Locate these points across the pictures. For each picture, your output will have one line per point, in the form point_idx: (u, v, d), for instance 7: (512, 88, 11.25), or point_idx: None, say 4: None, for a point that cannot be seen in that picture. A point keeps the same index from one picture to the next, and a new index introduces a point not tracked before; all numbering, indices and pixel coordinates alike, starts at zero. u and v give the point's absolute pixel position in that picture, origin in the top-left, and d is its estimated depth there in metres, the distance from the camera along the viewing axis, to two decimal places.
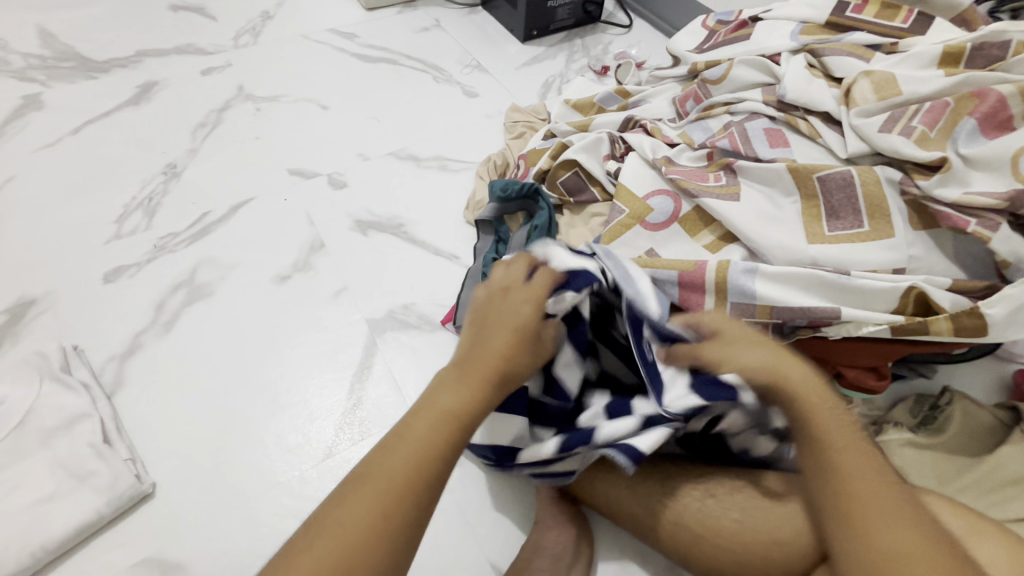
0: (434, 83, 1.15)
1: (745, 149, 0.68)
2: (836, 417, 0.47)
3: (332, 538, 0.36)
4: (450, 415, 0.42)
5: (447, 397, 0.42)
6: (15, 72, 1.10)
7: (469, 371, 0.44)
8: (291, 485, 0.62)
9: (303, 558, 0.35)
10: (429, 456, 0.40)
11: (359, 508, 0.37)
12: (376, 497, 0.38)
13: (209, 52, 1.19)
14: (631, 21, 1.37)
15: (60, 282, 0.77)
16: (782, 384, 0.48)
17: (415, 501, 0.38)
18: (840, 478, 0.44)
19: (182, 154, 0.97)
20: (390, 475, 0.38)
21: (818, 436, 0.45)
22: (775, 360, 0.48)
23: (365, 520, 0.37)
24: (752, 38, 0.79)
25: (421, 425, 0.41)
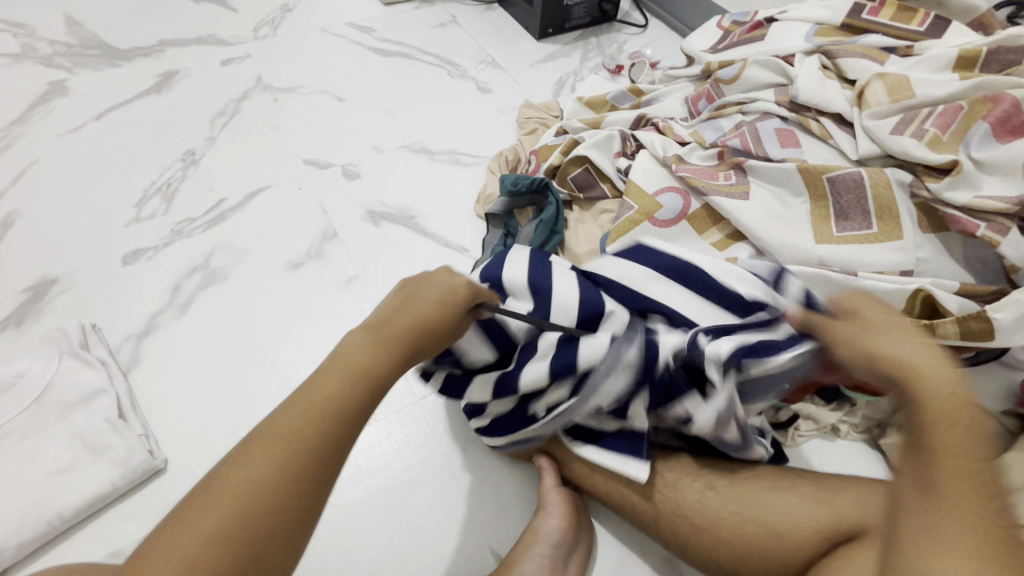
0: (449, 78, 1.16)
1: (756, 148, 0.69)
2: (968, 442, 0.38)
3: (228, 494, 0.36)
4: (352, 384, 0.41)
5: (354, 359, 0.42)
6: (41, 59, 1.13)
7: (375, 335, 0.44)
8: None
9: (203, 509, 0.36)
10: (330, 418, 0.40)
11: (252, 467, 0.37)
12: (273, 452, 0.38)
13: (230, 43, 1.21)
14: (647, 20, 1.37)
15: (81, 263, 0.80)
16: (917, 381, 0.40)
17: (314, 460, 0.38)
18: (926, 488, 0.38)
19: (201, 142, 0.99)
20: (289, 435, 0.39)
21: (929, 445, 0.39)
22: (930, 359, 0.41)
23: (267, 475, 0.37)
24: (767, 39, 0.79)
25: (321, 386, 0.41)
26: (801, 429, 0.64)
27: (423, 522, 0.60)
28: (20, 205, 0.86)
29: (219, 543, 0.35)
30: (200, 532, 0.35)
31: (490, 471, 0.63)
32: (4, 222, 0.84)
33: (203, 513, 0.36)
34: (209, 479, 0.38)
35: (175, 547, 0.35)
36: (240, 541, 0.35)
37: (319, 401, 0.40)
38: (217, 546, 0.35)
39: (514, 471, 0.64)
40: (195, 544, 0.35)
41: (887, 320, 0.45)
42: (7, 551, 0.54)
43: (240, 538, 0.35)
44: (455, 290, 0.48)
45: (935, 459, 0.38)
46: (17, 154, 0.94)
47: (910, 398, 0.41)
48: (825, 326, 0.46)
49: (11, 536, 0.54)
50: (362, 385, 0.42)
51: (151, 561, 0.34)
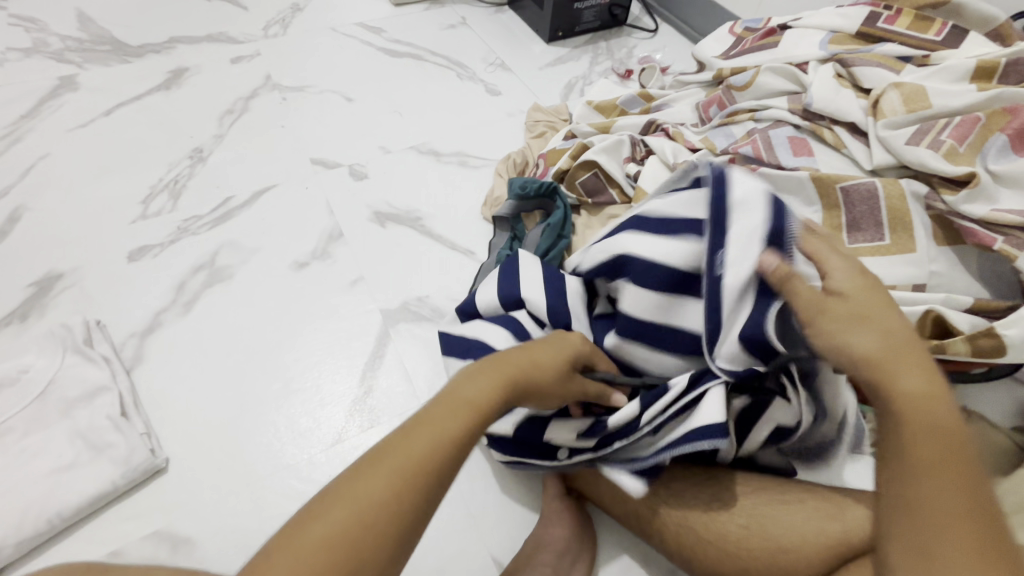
0: (458, 80, 1.16)
1: (768, 156, 0.68)
2: (943, 435, 0.38)
3: (343, 512, 0.35)
4: (468, 418, 0.40)
5: (474, 395, 0.42)
6: (52, 54, 1.13)
7: (494, 373, 0.43)
8: (300, 468, 0.63)
9: (318, 523, 0.35)
10: (448, 452, 0.39)
11: (370, 493, 0.36)
12: (390, 479, 0.37)
13: (240, 41, 1.21)
14: (657, 25, 1.37)
15: (87, 259, 0.80)
16: (890, 368, 0.40)
17: (429, 492, 0.37)
18: (895, 477, 0.39)
19: (209, 140, 0.99)
20: (409, 462, 0.38)
21: (907, 437, 0.39)
22: (885, 343, 0.41)
23: (381, 501, 0.36)
24: (780, 46, 0.79)
25: (444, 415, 0.40)
26: None
27: (423, 529, 0.59)
28: (28, 199, 0.86)
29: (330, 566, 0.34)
30: (317, 542, 0.34)
31: (491, 477, 0.63)
32: (12, 216, 0.84)
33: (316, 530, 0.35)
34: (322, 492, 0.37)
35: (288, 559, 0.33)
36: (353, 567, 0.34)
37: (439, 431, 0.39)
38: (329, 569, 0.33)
39: (519, 476, 0.63)
40: (309, 557, 0.34)
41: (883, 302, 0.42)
42: (7, 548, 0.54)
43: (351, 557, 0.34)
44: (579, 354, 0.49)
45: (912, 452, 0.39)
46: (25, 148, 0.94)
47: (875, 390, 0.41)
48: (789, 283, 0.43)
49: (11, 533, 0.54)
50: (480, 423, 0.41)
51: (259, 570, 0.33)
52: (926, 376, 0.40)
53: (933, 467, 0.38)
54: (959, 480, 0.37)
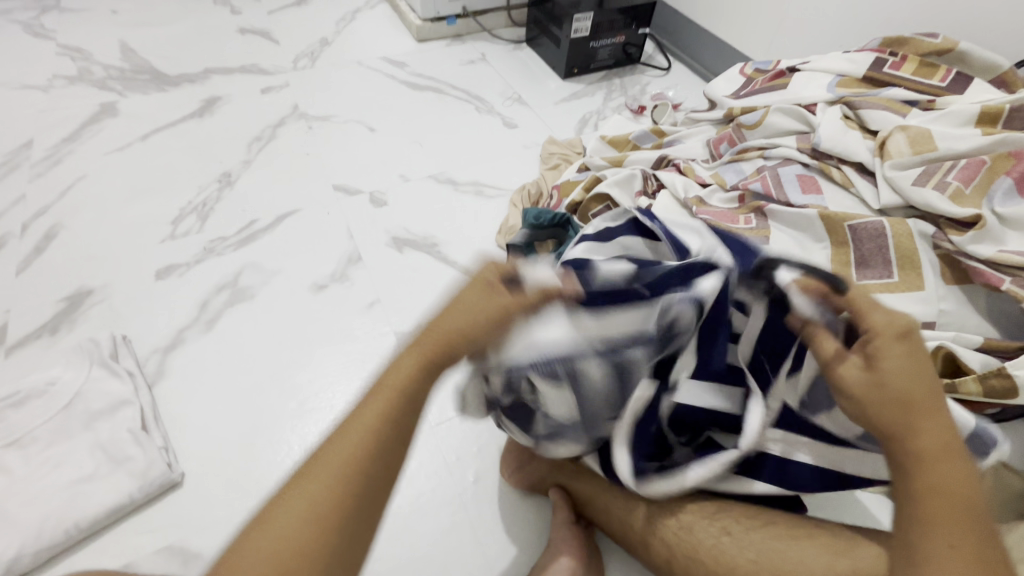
0: (476, 113, 1.21)
1: (778, 193, 0.70)
2: (958, 504, 0.38)
3: (270, 533, 0.37)
4: (388, 410, 0.41)
5: (397, 378, 0.42)
6: (96, 82, 1.20)
7: (415, 349, 0.43)
8: None
9: (251, 545, 0.37)
10: (376, 449, 0.40)
11: (294, 509, 0.38)
12: (313, 491, 0.38)
13: (271, 72, 1.28)
14: (670, 64, 1.41)
15: (117, 276, 0.83)
16: (914, 434, 0.40)
17: (360, 500, 0.39)
18: (911, 521, 0.39)
19: (237, 165, 1.03)
20: (331, 464, 0.39)
21: (918, 493, 0.39)
22: (905, 391, 0.40)
23: (305, 513, 0.38)
24: (789, 87, 0.81)
25: (362, 417, 0.41)
26: None
27: (431, 554, 0.59)
28: (64, 218, 0.90)
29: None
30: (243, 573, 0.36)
31: (498, 502, 0.63)
32: (48, 234, 0.88)
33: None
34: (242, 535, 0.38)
35: None
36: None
37: (359, 434, 0.40)
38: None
39: (528, 503, 0.64)
40: None
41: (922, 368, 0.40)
42: (25, 557, 0.55)
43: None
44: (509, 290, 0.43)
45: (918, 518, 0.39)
46: (64, 170, 0.99)
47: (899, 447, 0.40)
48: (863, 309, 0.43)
49: (29, 542, 0.56)
50: (408, 406, 0.42)
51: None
52: (952, 450, 0.39)
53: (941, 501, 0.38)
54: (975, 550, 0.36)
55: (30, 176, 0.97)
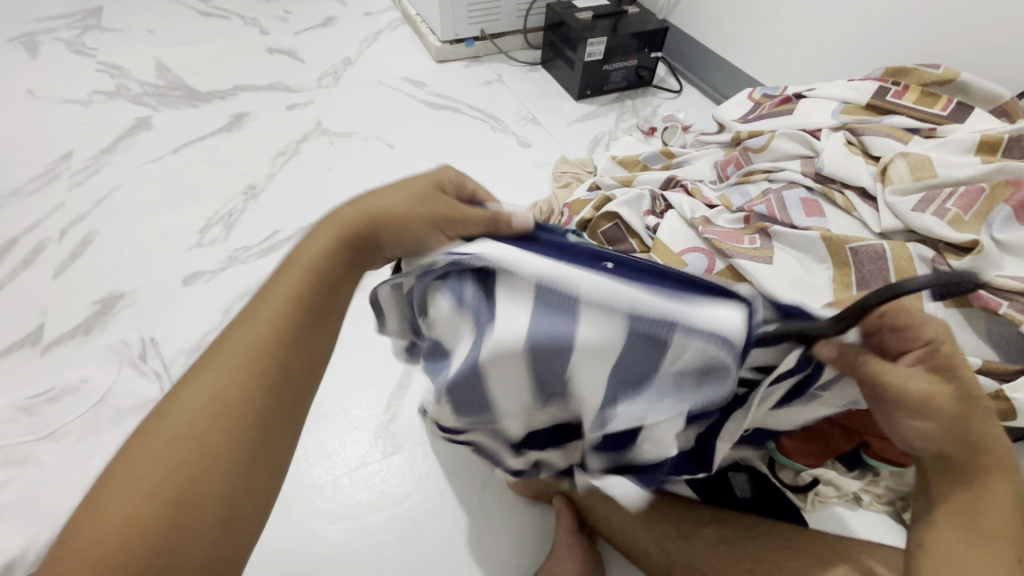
0: (492, 132, 1.25)
1: (782, 215, 0.72)
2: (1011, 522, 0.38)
3: (171, 427, 0.35)
4: (296, 291, 0.41)
5: (307, 258, 0.43)
6: (132, 97, 1.27)
7: (328, 227, 0.45)
8: (324, 489, 0.66)
9: (150, 443, 0.35)
10: (289, 321, 0.40)
11: (197, 397, 0.36)
12: (215, 379, 0.37)
13: (296, 90, 1.34)
14: (681, 86, 1.45)
15: (146, 282, 0.87)
16: (973, 454, 0.38)
17: (278, 368, 0.38)
18: (969, 539, 0.38)
19: (262, 178, 1.08)
20: (232, 351, 0.38)
21: (973, 511, 0.38)
22: (972, 416, 0.37)
23: (209, 401, 0.36)
24: (795, 113, 0.84)
25: (270, 297, 0.41)
26: (822, 496, 0.62)
27: (439, 557, 0.61)
28: (99, 226, 0.95)
29: (176, 482, 0.33)
30: (144, 467, 0.33)
31: (505, 510, 0.65)
32: (84, 240, 0.92)
33: (144, 456, 0.34)
34: (142, 426, 0.36)
35: (120, 489, 0.33)
36: (206, 469, 0.34)
37: (268, 313, 0.40)
38: (177, 485, 0.33)
39: (534, 512, 0.65)
40: (143, 488, 0.33)
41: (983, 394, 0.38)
42: (53, 545, 0.58)
43: (181, 468, 0.34)
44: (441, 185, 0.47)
45: (973, 537, 0.38)
46: (101, 180, 1.04)
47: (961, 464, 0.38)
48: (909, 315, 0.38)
49: (58, 532, 0.58)
50: (320, 279, 0.42)
51: (82, 536, 0.31)
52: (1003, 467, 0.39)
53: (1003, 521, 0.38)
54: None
55: (69, 185, 1.02)
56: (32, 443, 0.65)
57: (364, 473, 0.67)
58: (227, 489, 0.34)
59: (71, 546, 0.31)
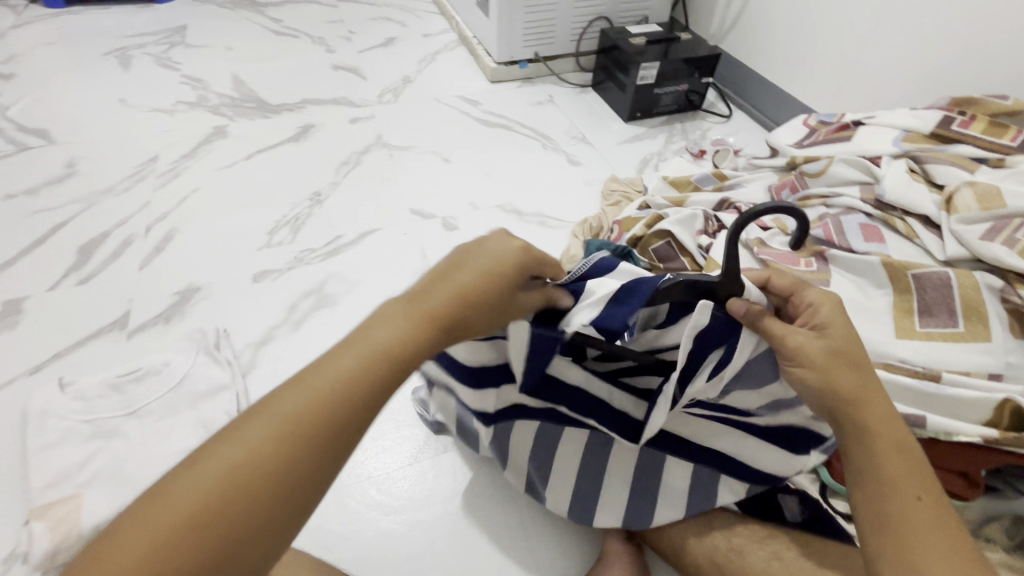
0: (543, 150, 1.29)
1: (839, 240, 0.72)
2: (909, 459, 0.45)
3: (202, 481, 0.35)
4: (364, 361, 0.40)
5: (384, 337, 0.42)
6: (211, 108, 1.37)
7: (411, 311, 0.43)
8: (379, 481, 0.69)
9: (178, 490, 0.34)
10: (345, 396, 0.39)
11: (234, 455, 0.36)
12: (256, 439, 0.36)
13: (359, 105, 1.41)
14: (731, 111, 1.46)
15: (220, 277, 0.93)
16: (865, 403, 0.46)
17: (316, 446, 0.37)
18: (878, 493, 0.44)
19: (327, 185, 1.15)
20: (284, 414, 0.37)
21: (876, 460, 0.45)
22: (855, 375, 0.47)
23: (244, 461, 0.35)
24: (854, 139, 0.84)
25: (336, 363, 0.40)
26: None
27: (487, 553, 0.63)
28: (179, 224, 1.03)
29: (185, 556, 0.33)
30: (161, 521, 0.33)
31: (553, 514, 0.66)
32: (166, 236, 1.00)
33: (172, 506, 0.34)
34: (179, 468, 0.36)
35: (135, 539, 0.33)
36: (218, 538, 0.33)
37: (326, 380, 0.39)
38: (185, 560, 0.33)
39: None
40: (155, 538, 0.33)
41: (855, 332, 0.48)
42: None
43: (199, 530, 0.33)
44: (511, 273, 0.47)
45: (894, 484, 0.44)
46: (182, 182, 1.13)
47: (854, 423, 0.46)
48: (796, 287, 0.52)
49: None
50: (388, 364, 0.41)
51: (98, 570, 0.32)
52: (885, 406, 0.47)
53: (905, 475, 0.44)
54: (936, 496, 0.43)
55: (155, 186, 1.11)
56: (119, 418, 0.70)
57: (415, 471, 0.70)
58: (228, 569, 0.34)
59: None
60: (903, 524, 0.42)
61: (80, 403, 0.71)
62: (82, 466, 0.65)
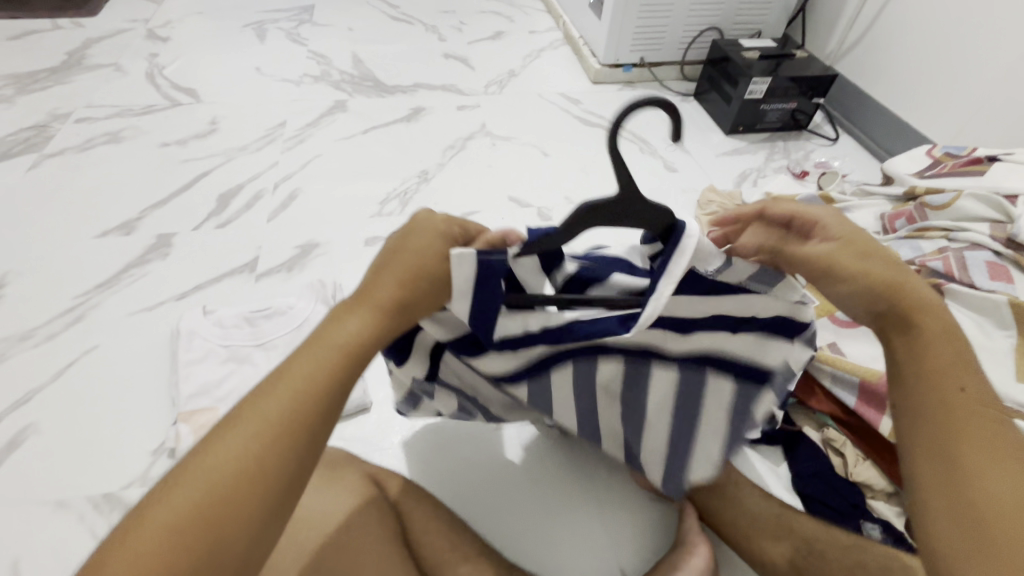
0: (640, 153, 1.31)
1: (960, 274, 0.71)
2: (954, 359, 0.43)
3: (189, 491, 0.35)
4: (329, 363, 0.40)
5: (340, 336, 0.41)
6: (334, 83, 1.48)
7: (362, 304, 0.42)
8: (461, 447, 0.74)
9: (168, 502, 0.35)
10: (313, 398, 0.39)
11: (220, 463, 0.36)
12: (235, 445, 0.36)
13: (466, 93, 1.48)
14: (838, 135, 1.42)
15: (336, 237, 1.02)
16: (901, 310, 0.44)
17: (303, 444, 0.38)
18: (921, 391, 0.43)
19: (434, 166, 1.22)
20: (258, 416, 0.37)
21: (920, 361, 0.44)
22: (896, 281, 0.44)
23: (230, 468, 0.36)
24: (987, 175, 0.81)
25: (295, 368, 0.40)
26: None
27: (562, 532, 0.67)
28: (302, 185, 1.13)
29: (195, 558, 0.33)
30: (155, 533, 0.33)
31: (620, 499, 0.70)
32: (291, 195, 1.10)
33: (152, 526, 0.34)
34: (151, 496, 0.36)
35: (134, 549, 0.33)
36: (224, 533, 0.34)
37: (289, 391, 0.39)
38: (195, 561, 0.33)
39: (652, 507, 0.69)
40: (156, 545, 0.33)
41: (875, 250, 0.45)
42: None
43: (200, 533, 0.34)
44: (432, 254, 0.42)
45: (938, 417, 0.42)
46: (306, 148, 1.23)
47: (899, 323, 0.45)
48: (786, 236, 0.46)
49: None
50: (353, 359, 0.41)
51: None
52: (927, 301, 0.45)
53: (948, 371, 0.43)
54: (979, 406, 0.42)
55: (283, 149, 1.22)
56: (249, 348, 0.79)
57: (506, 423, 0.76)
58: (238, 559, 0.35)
59: None
60: (952, 432, 0.41)
61: (219, 329, 0.81)
62: (220, 384, 0.75)
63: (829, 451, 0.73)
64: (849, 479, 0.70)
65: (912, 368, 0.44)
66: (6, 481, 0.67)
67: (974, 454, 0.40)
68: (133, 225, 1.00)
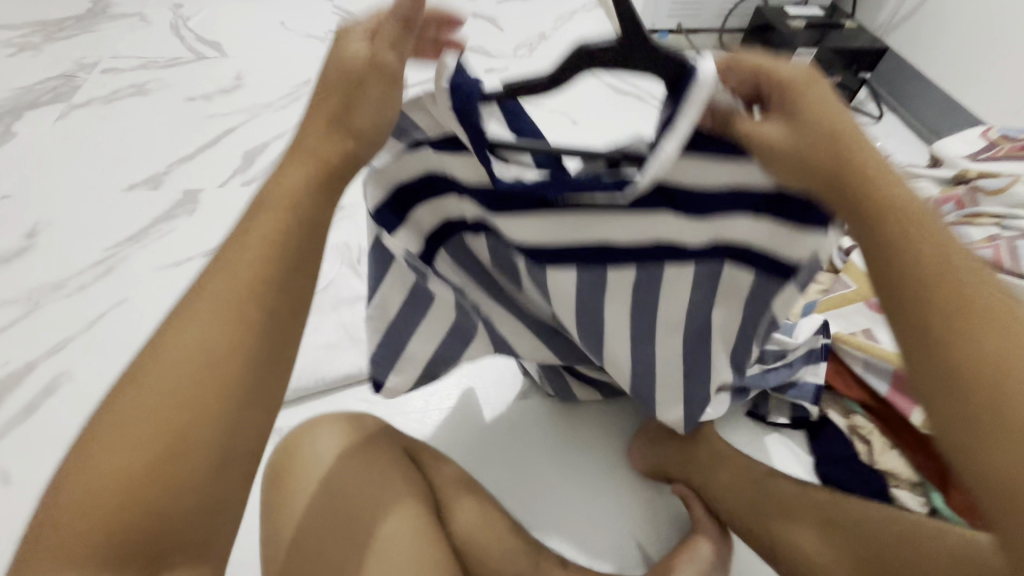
0: None
1: (1010, 264, 0.68)
2: (919, 224, 0.42)
3: (156, 371, 0.37)
4: (270, 238, 0.41)
5: (277, 207, 0.42)
6: None
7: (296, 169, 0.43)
8: (474, 426, 0.74)
9: (137, 384, 0.37)
10: (260, 276, 0.40)
11: (177, 344, 0.38)
12: (193, 322, 0.38)
13: (494, 56, 1.44)
14: (883, 113, 1.35)
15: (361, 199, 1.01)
16: (859, 176, 0.42)
17: (252, 329, 0.39)
18: (894, 269, 0.42)
19: None
20: (210, 296, 0.39)
21: (877, 228, 0.42)
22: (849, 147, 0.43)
23: (189, 346, 0.38)
24: None
25: (241, 245, 0.41)
26: None
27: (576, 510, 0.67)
28: None
29: (169, 428, 0.36)
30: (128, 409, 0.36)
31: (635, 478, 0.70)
32: None
33: (118, 427, 0.36)
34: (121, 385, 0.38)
35: (114, 427, 0.36)
36: (194, 401, 0.37)
37: (235, 271, 0.40)
38: (170, 429, 0.36)
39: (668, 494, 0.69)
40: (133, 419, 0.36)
41: (832, 110, 0.43)
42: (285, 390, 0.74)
43: (173, 403, 0.37)
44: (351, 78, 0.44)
45: (906, 291, 0.41)
46: None
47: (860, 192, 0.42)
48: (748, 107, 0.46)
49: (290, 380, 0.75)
50: (290, 237, 0.41)
51: (62, 540, 0.35)
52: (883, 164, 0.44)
53: (911, 239, 0.42)
54: (947, 262, 0.41)
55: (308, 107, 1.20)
56: None
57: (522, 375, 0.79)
58: (214, 425, 0.37)
59: (79, 477, 0.36)
60: (929, 297, 0.40)
61: None
62: None
63: (855, 438, 0.72)
64: (875, 466, 0.69)
65: (877, 249, 0.42)
66: (44, 425, 0.69)
67: (957, 314, 0.39)
68: (159, 179, 1.00)
